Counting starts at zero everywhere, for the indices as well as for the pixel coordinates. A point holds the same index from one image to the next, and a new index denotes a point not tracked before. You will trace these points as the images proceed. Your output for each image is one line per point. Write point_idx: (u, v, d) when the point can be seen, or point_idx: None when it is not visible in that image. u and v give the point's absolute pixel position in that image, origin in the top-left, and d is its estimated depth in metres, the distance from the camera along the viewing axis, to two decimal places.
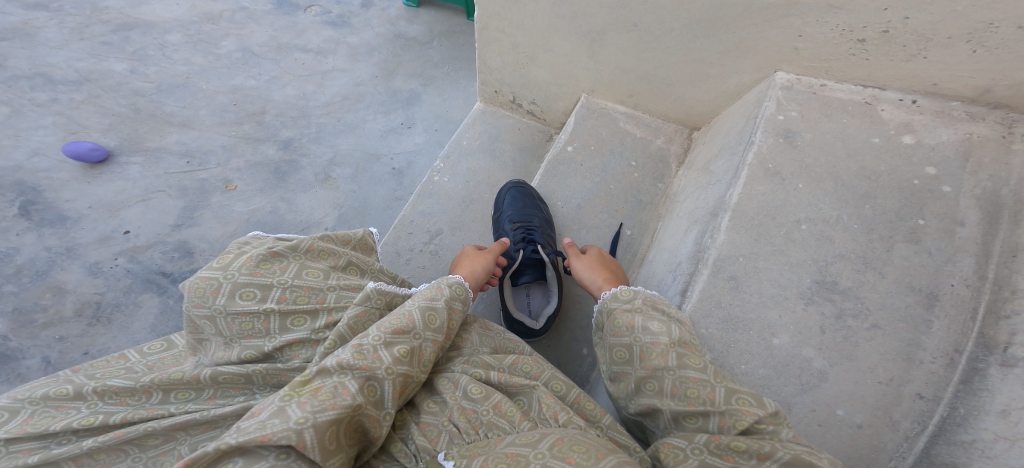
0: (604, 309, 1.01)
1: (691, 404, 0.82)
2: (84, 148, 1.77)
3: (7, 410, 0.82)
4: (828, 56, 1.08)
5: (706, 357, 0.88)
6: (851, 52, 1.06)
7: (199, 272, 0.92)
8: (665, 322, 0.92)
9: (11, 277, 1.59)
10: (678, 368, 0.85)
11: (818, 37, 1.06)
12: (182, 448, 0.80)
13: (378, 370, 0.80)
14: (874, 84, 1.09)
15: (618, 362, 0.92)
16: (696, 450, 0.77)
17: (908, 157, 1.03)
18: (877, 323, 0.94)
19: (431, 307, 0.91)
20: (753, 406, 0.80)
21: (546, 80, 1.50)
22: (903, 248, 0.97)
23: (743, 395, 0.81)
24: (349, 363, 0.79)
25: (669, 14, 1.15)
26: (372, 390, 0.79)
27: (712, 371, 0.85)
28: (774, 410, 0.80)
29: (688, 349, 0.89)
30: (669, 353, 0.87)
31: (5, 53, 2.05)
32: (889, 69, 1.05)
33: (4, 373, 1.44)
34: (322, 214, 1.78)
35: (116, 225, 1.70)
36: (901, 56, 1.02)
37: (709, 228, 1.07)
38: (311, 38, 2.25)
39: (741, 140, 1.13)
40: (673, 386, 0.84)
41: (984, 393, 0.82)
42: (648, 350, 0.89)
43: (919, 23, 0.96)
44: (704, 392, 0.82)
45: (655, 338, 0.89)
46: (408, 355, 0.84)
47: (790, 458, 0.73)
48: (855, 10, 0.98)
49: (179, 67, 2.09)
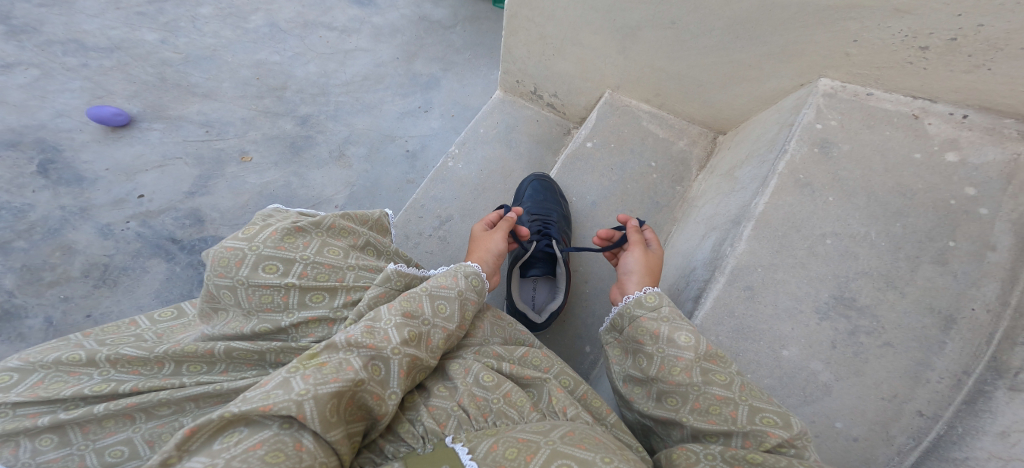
0: (625, 314, 0.96)
1: (713, 421, 0.81)
2: (107, 113, 1.77)
3: (20, 372, 0.83)
4: (880, 63, 1.02)
5: (732, 369, 0.86)
6: (909, 60, 0.98)
7: (224, 241, 0.91)
8: (693, 334, 0.88)
9: (23, 233, 1.58)
10: (703, 384, 0.83)
11: (875, 43, 0.99)
12: (185, 420, 0.80)
13: (384, 350, 0.79)
14: (924, 96, 1.03)
15: (637, 368, 0.91)
16: (708, 456, 0.77)
17: (947, 176, 0.98)
18: (890, 341, 0.93)
19: (442, 295, 0.90)
20: (778, 427, 0.78)
21: (571, 73, 1.48)
22: (928, 269, 0.94)
23: (768, 413, 0.79)
24: (357, 340, 0.78)
25: (712, 13, 1.10)
26: (376, 369, 0.79)
27: (738, 386, 0.83)
28: (803, 430, 0.78)
29: (713, 362, 0.86)
30: (693, 368, 0.84)
31: (42, 19, 2.05)
32: (946, 81, 0.98)
33: (6, 331, 1.44)
34: (334, 192, 1.77)
35: (130, 189, 1.70)
36: (963, 67, 0.94)
37: (730, 236, 1.05)
38: (337, 17, 2.23)
39: (773, 148, 1.10)
40: (695, 401, 0.83)
41: (986, 415, 0.81)
42: (671, 363, 0.86)
43: (993, 31, 0.87)
44: (727, 410, 0.81)
45: (679, 352, 0.86)
46: (415, 340, 0.83)
47: None
48: (925, 15, 0.91)
49: (208, 40, 2.07)
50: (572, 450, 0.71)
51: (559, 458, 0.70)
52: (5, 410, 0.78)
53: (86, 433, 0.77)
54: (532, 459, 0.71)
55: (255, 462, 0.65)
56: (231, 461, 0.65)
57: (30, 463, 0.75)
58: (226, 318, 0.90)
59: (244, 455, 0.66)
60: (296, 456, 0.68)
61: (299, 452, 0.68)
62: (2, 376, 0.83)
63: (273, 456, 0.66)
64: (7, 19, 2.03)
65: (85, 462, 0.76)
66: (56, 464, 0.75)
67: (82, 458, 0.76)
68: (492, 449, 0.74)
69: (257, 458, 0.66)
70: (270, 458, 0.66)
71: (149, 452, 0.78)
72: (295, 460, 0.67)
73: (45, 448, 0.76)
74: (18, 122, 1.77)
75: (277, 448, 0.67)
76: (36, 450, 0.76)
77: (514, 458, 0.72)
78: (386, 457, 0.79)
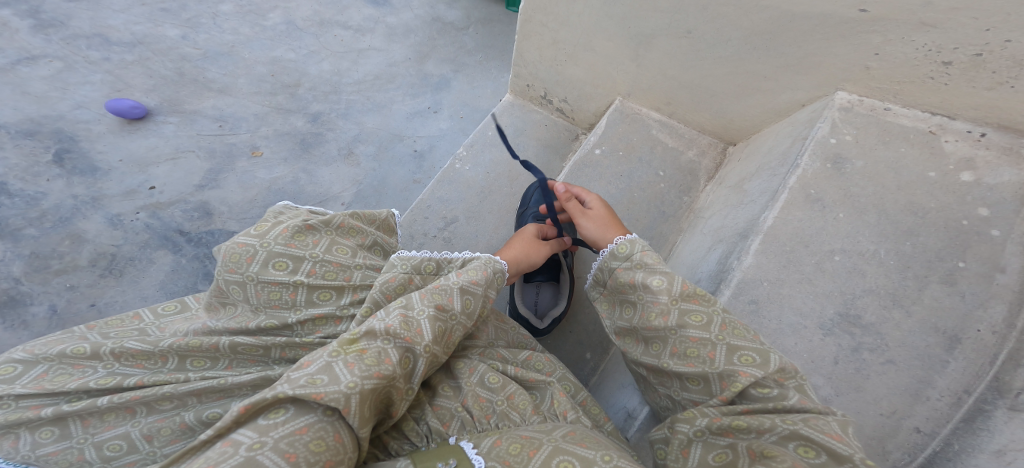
0: (604, 267, 0.97)
1: (690, 364, 0.81)
2: (125, 106, 1.78)
3: (24, 364, 0.84)
4: (902, 77, 1.00)
5: (715, 308, 0.85)
6: (931, 75, 0.97)
7: (236, 237, 0.92)
8: (667, 276, 0.88)
9: (34, 221, 1.60)
10: (679, 328, 0.84)
11: (897, 56, 0.97)
12: (188, 414, 0.79)
13: (418, 346, 0.78)
14: (942, 112, 1.02)
15: (624, 319, 0.93)
16: (697, 432, 0.77)
17: (961, 195, 0.97)
18: (893, 359, 0.92)
19: (471, 291, 0.88)
20: (754, 365, 0.78)
21: (582, 79, 1.48)
22: (937, 289, 0.94)
23: (746, 352, 0.80)
24: (395, 330, 0.77)
25: (730, 23, 1.09)
26: (407, 362, 0.78)
27: (717, 326, 0.83)
28: (780, 366, 0.78)
29: (693, 301, 0.85)
30: (670, 312, 0.85)
31: (71, 14, 2.05)
32: (968, 98, 0.96)
33: (10, 319, 1.46)
34: (341, 189, 1.77)
35: (142, 180, 1.70)
36: (986, 83, 0.92)
37: (738, 249, 1.05)
38: (352, 16, 2.24)
39: (784, 162, 1.10)
40: (673, 346, 0.84)
41: (983, 433, 0.80)
42: (649, 310, 0.87)
43: (1019, 48, 0.85)
44: (704, 352, 0.81)
45: (655, 298, 0.87)
46: (442, 335, 0.82)
47: (790, 433, 0.71)
48: (951, 29, 0.89)
49: (227, 36, 2.08)
50: (573, 448, 0.71)
51: (560, 455, 0.70)
52: (9, 401, 0.80)
53: (86, 426, 0.78)
54: (534, 455, 0.71)
55: (301, 449, 0.66)
56: (279, 444, 0.65)
57: (30, 456, 0.76)
58: (234, 313, 0.91)
59: (291, 438, 0.66)
60: (335, 448, 0.68)
61: (337, 444, 0.68)
62: (7, 368, 0.84)
63: (317, 445, 0.67)
64: (36, 12, 2.04)
65: (85, 455, 0.77)
66: (55, 457, 0.76)
67: (82, 451, 0.77)
68: (496, 445, 0.75)
69: (303, 444, 0.66)
70: (314, 447, 0.66)
71: (148, 447, 0.78)
72: (333, 452, 0.68)
73: (45, 441, 0.77)
74: (37, 112, 1.79)
75: (321, 437, 0.67)
76: (36, 442, 0.77)
77: (517, 454, 0.72)
78: (389, 455, 0.79)
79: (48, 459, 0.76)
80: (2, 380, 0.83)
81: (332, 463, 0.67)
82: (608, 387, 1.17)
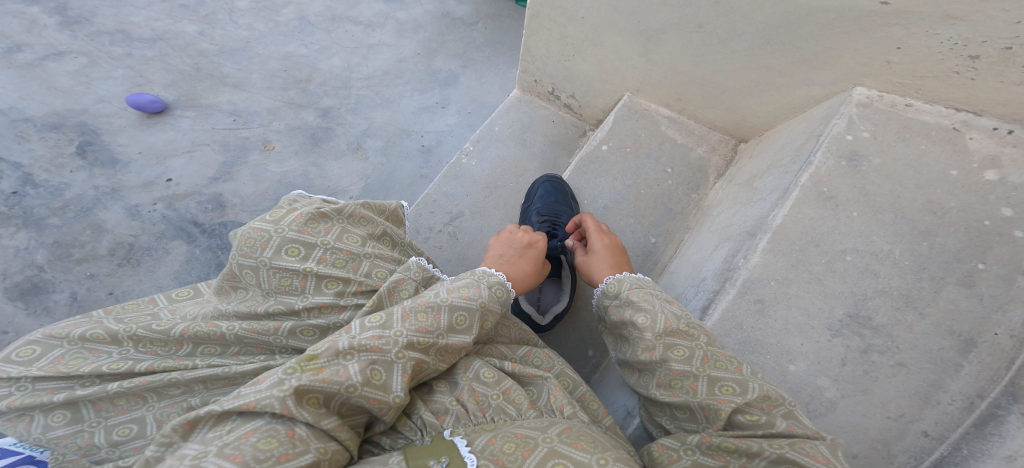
0: (598, 305, 0.95)
1: (675, 395, 0.79)
2: (145, 100, 1.81)
3: (42, 346, 0.85)
4: (925, 72, 0.97)
5: (698, 341, 0.82)
6: (957, 69, 0.93)
7: (252, 222, 0.92)
8: (650, 312, 0.85)
9: (58, 210, 1.63)
10: (663, 361, 0.81)
11: (920, 50, 0.94)
12: (193, 400, 0.81)
13: (389, 354, 0.75)
14: (968, 109, 0.98)
15: (618, 352, 0.90)
16: (689, 450, 0.75)
17: (983, 195, 0.93)
18: (904, 361, 0.89)
19: (463, 307, 0.84)
20: (734, 394, 0.76)
21: (590, 75, 1.46)
22: (953, 290, 0.90)
23: (727, 382, 0.77)
24: (359, 344, 0.74)
25: (743, 18, 1.07)
26: (376, 374, 0.74)
27: (698, 359, 0.80)
28: (762, 394, 0.76)
29: (678, 337, 0.82)
30: (655, 346, 0.82)
31: (94, 10, 2.10)
32: (996, 92, 0.92)
33: (33, 305, 1.49)
34: (349, 183, 1.78)
35: (159, 172, 1.73)
36: (1015, 78, 0.88)
37: (745, 247, 1.02)
38: (363, 12, 2.25)
39: (798, 159, 1.07)
40: (659, 377, 0.81)
41: (994, 438, 0.78)
42: (637, 345, 0.84)
43: None
44: (688, 383, 0.79)
45: (640, 334, 0.84)
46: (424, 344, 0.79)
47: (777, 456, 0.69)
48: (979, 22, 0.85)
49: (242, 32, 2.11)
50: (569, 450, 0.69)
51: (555, 457, 0.69)
52: (25, 384, 0.81)
53: (98, 410, 0.79)
54: (529, 455, 0.70)
55: (248, 449, 0.63)
56: (223, 450, 0.63)
57: (41, 439, 0.77)
58: (244, 297, 0.91)
59: (237, 443, 0.64)
60: (290, 442, 0.66)
61: (292, 439, 0.67)
62: (25, 348, 0.84)
63: (266, 443, 0.65)
64: (63, 10, 2.08)
65: (94, 439, 0.78)
66: (65, 441, 0.77)
67: (92, 435, 0.78)
68: (490, 443, 0.73)
69: (250, 445, 0.64)
70: (263, 445, 0.64)
71: (154, 432, 0.80)
72: (289, 446, 0.66)
73: (56, 424, 0.78)
74: (62, 106, 1.83)
75: (271, 435, 0.66)
76: (47, 425, 0.78)
77: (511, 453, 0.71)
78: (382, 451, 0.78)
79: (59, 442, 0.77)
80: (20, 361, 0.83)
81: (290, 455, 0.65)
82: (608, 384, 1.16)
